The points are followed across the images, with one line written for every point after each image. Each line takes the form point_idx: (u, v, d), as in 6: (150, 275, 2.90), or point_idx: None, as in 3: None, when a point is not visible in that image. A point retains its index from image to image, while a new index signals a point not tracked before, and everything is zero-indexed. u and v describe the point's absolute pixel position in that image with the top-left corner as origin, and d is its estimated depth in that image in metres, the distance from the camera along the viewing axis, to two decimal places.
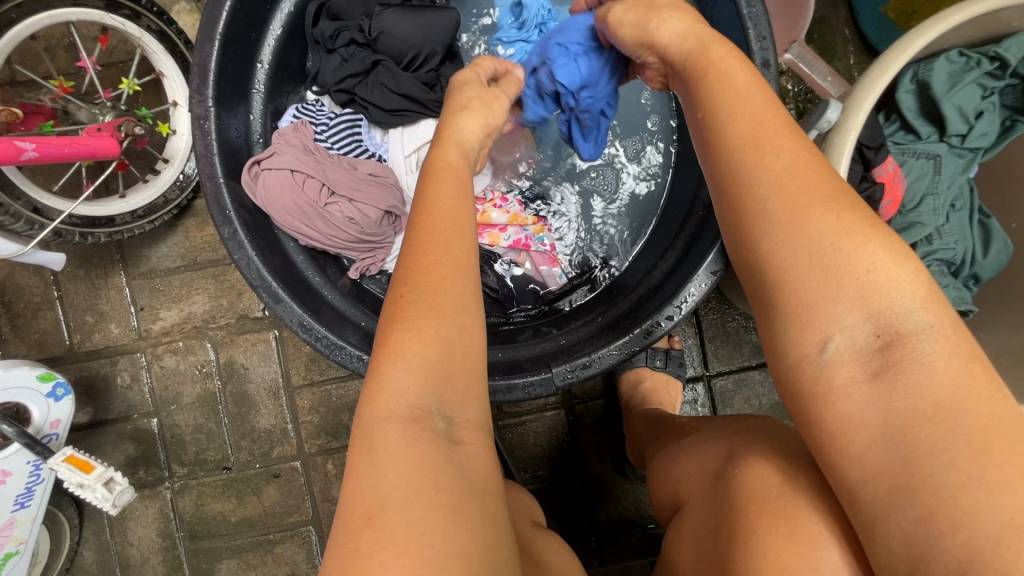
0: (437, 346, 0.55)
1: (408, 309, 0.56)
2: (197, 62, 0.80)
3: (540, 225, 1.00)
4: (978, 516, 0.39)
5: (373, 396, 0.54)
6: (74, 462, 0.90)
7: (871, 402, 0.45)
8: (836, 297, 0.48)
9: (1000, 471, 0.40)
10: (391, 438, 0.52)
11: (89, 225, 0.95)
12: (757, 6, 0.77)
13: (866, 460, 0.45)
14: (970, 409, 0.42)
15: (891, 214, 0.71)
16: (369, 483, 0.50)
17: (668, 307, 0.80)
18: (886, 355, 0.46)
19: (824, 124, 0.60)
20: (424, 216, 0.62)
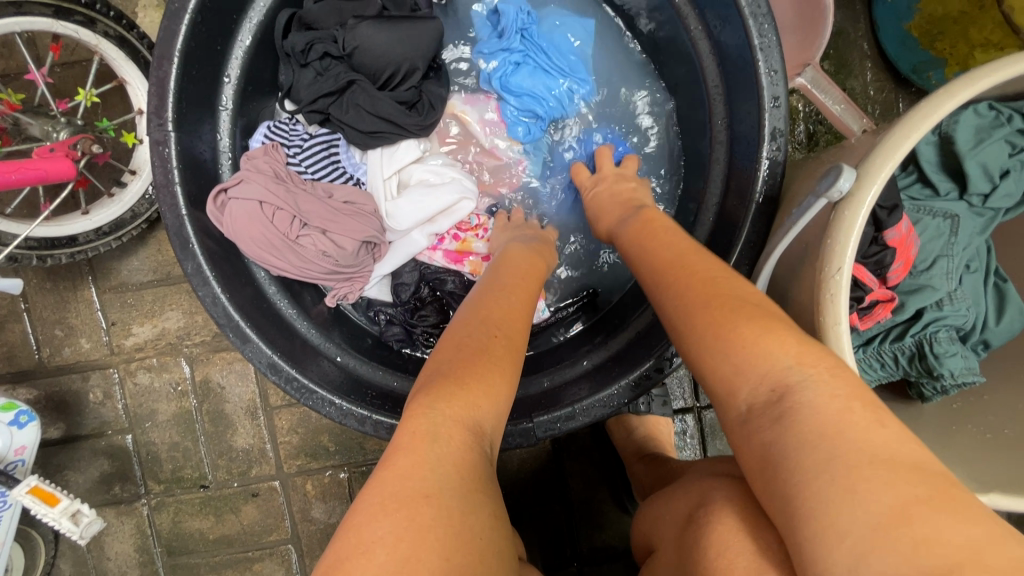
0: (509, 379, 0.56)
1: (496, 343, 0.57)
2: (154, 84, 0.74)
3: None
4: (854, 532, 0.37)
5: (449, 393, 0.51)
6: (38, 494, 0.87)
7: (768, 440, 0.44)
8: (740, 363, 0.47)
9: (874, 492, 0.37)
10: (455, 437, 0.49)
11: (48, 247, 0.90)
12: (769, 37, 0.70)
13: (766, 498, 0.43)
14: (850, 436, 0.40)
15: (900, 277, 0.65)
16: (429, 468, 0.46)
17: (658, 359, 0.76)
18: (777, 399, 0.44)
19: (835, 194, 0.53)
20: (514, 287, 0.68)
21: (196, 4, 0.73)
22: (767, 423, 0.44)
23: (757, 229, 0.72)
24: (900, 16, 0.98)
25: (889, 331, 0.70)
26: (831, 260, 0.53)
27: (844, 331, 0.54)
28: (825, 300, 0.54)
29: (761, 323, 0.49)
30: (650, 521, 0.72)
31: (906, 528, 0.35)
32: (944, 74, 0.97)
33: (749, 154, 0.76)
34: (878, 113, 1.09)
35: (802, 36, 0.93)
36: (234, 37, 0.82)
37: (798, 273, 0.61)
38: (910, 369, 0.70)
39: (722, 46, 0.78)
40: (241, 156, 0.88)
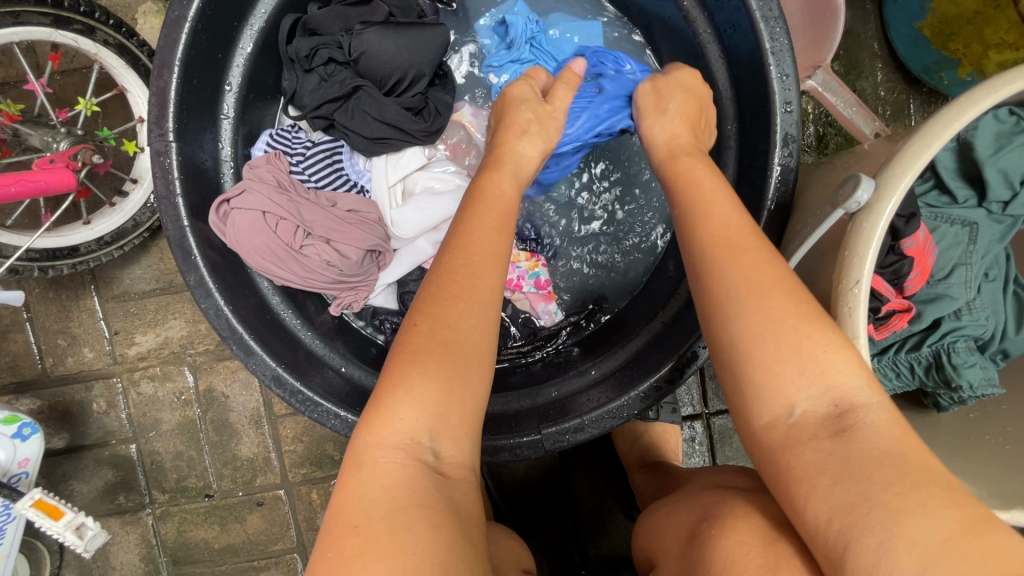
0: (438, 375, 0.52)
1: (419, 342, 0.53)
2: (155, 94, 0.73)
3: (532, 260, 0.90)
4: (919, 542, 0.38)
5: (369, 419, 0.51)
6: (43, 507, 0.87)
7: (827, 450, 0.45)
8: (820, 370, 0.48)
9: (938, 506, 0.39)
10: (378, 461, 0.49)
11: (50, 258, 0.89)
12: (782, 40, 0.69)
13: (820, 501, 0.43)
14: (909, 456, 0.43)
15: (918, 286, 0.64)
16: (355, 499, 0.47)
17: (671, 370, 0.74)
18: (842, 414, 0.46)
19: (852, 205, 0.52)
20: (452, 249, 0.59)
21: (197, 12, 0.72)
22: (829, 434, 0.46)
23: (768, 237, 0.71)
24: (912, 16, 0.96)
25: (905, 340, 0.68)
26: (849, 272, 0.52)
27: (863, 345, 0.52)
28: (842, 313, 0.53)
29: (797, 318, 0.49)
30: (651, 530, 0.70)
31: (979, 539, 0.37)
32: (957, 75, 0.96)
33: (760, 160, 0.74)
34: (888, 114, 1.08)
35: (812, 38, 0.92)
36: (235, 44, 0.81)
37: (813, 284, 0.60)
38: (928, 380, 0.68)
39: (732, 49, 0.77)
40: (243, 164, 0.87)
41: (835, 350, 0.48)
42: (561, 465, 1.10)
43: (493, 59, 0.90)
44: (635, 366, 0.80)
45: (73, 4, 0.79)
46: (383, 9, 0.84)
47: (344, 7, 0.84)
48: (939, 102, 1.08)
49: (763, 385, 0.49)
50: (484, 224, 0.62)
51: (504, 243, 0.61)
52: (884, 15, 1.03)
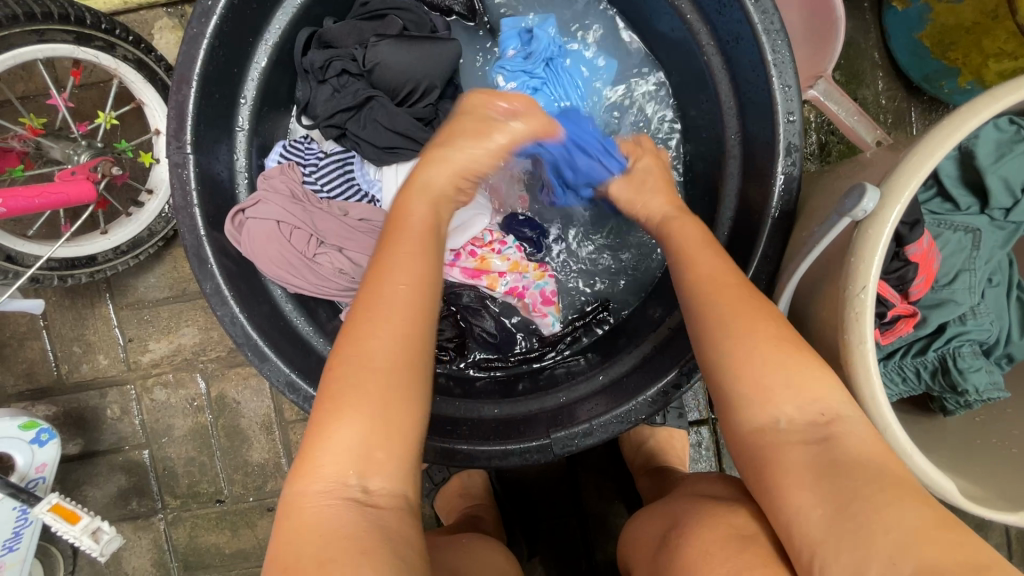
0: (357, 410, 0.52)
1: (331, 385, 0.54)
2: (173, 107, 0.75)
3: (539, 271, 0.93)
4: (900, 531, 0.43)
5: (299, 466, 0.52)
6: (60, 512, 0.89)
7: (816, 451, 0.50)
8: (796, 386, 0.53)
9: (913, 504, 0.45)
10: (307, 505, 0.50)
11: (69, 267, 0.91)
12: (782, 52, 0.70)
13: (803, 491, 0.49)
14: (888, 463, 0.49)
15: (922, 291, 0.65)
16: (291, 545, 0.48)
17: (675, 376, 0.75)
18: (827, 423, 0.51)
19: (858, 213, 0.53)
20: (381, 278, 0.58)
21: (215, 28, 0.75)
22: (813, 440, 0.51)
23: (773, 244, 0.73)
24: (912, 26, 0.98)
25: (911, 345, 0.69)
26: (854, 278, 0.53)
27: (870, 348, 0.53)
28: (849, 317, 0.54)
29: (775, 343, 0.54)
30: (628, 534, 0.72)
31: (944, 531, 0.43)
32: (957, 83, 0.97)
33: (764, 169, 0.76)
34: (890, 122, 1.09)
35: (813, 48, 0.93)
36: (250, 59, 0.84)
37: (819, 290, 0.61)
38: (933, 384, 0.69)
39: (735, 61, 0.78)
40: (257, 175, 0.90)
41: (815, 369, 0.53)
42: (568, 470, 1.11)
43: (506, 63, 0.91)
44: (643, 372, 0.82)
45: (94, 21, 0.81)
46: (396, 22, 0.86)
47: (359, 22, 0.87)
48: (940, 109, 1.09)
49: (752, 403, 0.54)
50: (415, 267, 0.60)
51: (430, 277, 0.60)
52: (884, 25, 1.05)
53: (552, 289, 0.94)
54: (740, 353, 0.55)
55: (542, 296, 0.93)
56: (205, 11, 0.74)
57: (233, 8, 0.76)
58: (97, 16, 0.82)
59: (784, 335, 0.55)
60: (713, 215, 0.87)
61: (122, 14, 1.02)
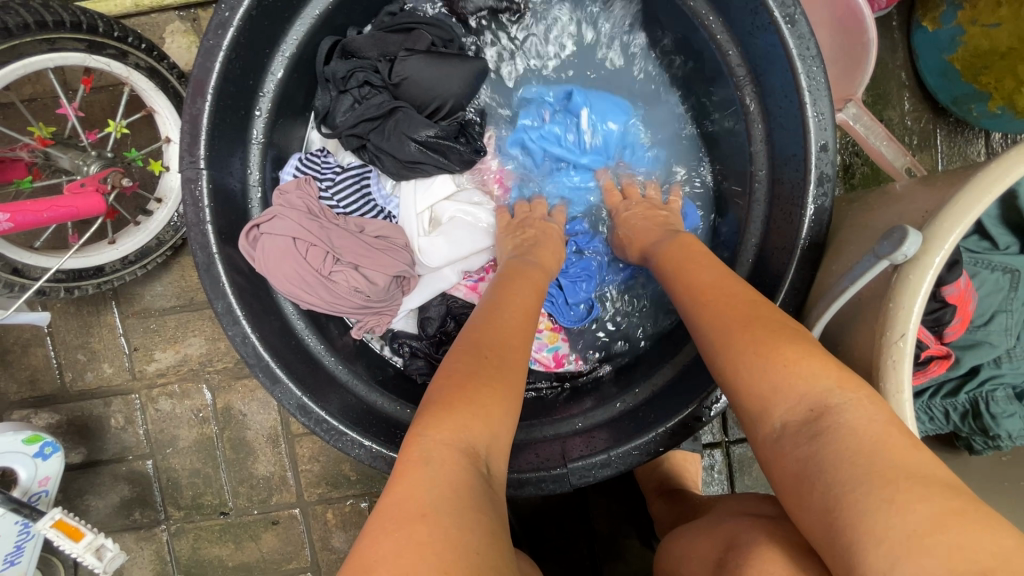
0: (496, 394, 0.54)
1: (479, 363, 0.56)
2: (187, 122, 0.73)
3: (552, 332, 0.93)
4: (890, 537, 0.39)
5: (437, 419, 0.51)
6: (63, 528, 0.87)
7: (807, 454, 0.46)
8: (778, 384, 0.50)
9: (910, 503, 0.39)
10: (447, 461, 0.49)
11: (76, 278, 0.90)
12: (817, 80, 0.68)
13: (804, 511, 0.45)
14: (886, 455, 0.43)
15: (958, 332, 0.64)
16: (424, 494, 0.46)
17: (697, 408, 0.74)
18: (817, 418, 0.47)
19: (898, 257, 0.51)
20: (510, 320, 0.64)
21: (231, 40, 0.72)
22: (803, 440, 0.47)
23: (801, 275, 0.70)
24: (942, 48, 0.96)
25: (942, 385, 0.69)
26: (894, 325, 0.51)
27: (908, 398, 0.51)
28: (886, 364, 0.52)
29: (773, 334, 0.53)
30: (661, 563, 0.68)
31: (944, 532, 0.38)
32: (987, 107, 0.94)
33: (794, 198, 0.74)
34: (915, 143, 1.07)
35: (844, 67, 0.91)
36: (266, 70, 0.81)
37: (851, 330, 0.59)
38: (962, 425, 0.69)
39: (764, 84, 0.76)
40: (269, 188, 0.87)
41: (797, 362, 0.50)
42: (577, 490, 1.09)
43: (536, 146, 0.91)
44: (661, 404, 0.80)
45: (106, 29, 0.79)
46: (425, 37, 0.84)
47: (385, 33, 0.85)
48: (966, 131, 1.07)
49: (751, 406, 0.52)
50: (525, 305, 0.67)
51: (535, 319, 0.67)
52: (913, 45, 1.03)
53: (565, 351, 0.94)
54: (735, 363, 0.54)
55: (554, 359, 0.93)
56: (222, 23, 0.71)
57: (250, 19, 0.73)
58: (110, 23, 0.80)
59: (767, 335, 0.53)
60: (736, 239, 0.85)
61: (134, 16, 1.00)
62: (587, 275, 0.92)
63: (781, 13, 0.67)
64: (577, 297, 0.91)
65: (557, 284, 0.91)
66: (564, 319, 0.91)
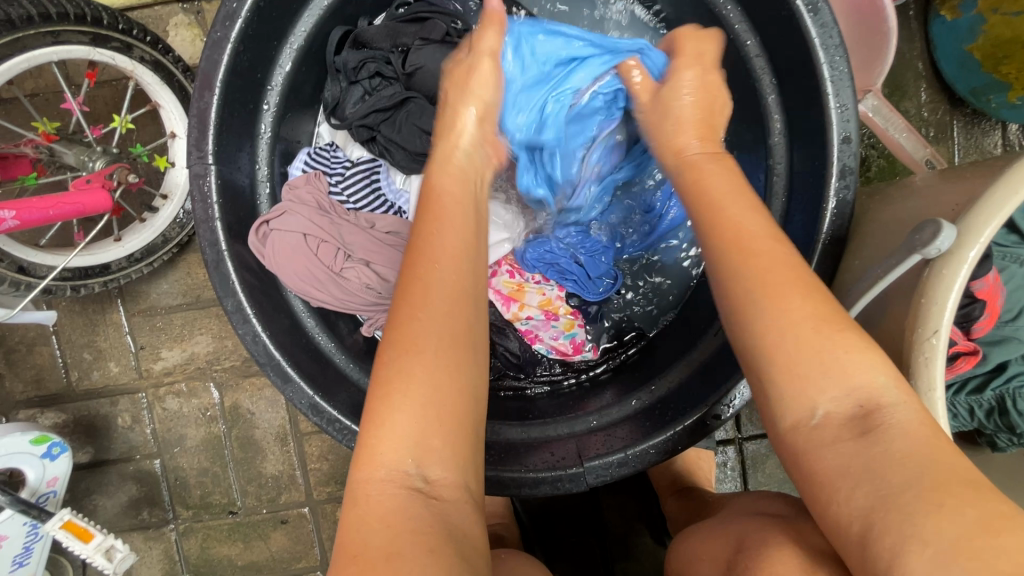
0: (410, 396, 0.50)
1: (385, 365, 0.52)
2: (195, 116, 0.71)
3: (570, 319, 0.89)
4: (937, 545, 0.37)
5: (360, 454, 0.51)
6: (72, 529, 0.86)
7: (856, 451, 0.45)
8: (836, 361, 0.47)
9: (958, 507, 0.38)
10: (372, 492, 0.49)
11: (82, 276, 0.88)
12: (840, 69, 0.66)
13: (841, 500, 0.44)
14: (927, 459, 0.42)
15: (986, 328, 0.63)
16: (358, 532, 0.47)
17: (713, 406, 0.72)
18: (867, 414, 0.46)
19: (932, 251, 0.49)
20: (429, 267, 0.55)
21: (239, 32, 0.71)
22: (852, 437, 0.45)
23: (822, 270, 0.69)
24: (961, 38, 0.94)
25: (967, 382, 0.68)
26: (926, 321, 0.50)
27: (940, 396, 0.50)
28: (918, 362, 0.50)
29: (826, 324, 0.49)
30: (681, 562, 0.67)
31: (991, 540, 0.36)
32: (1007, 98, 0.93)
33: (814, 191, 0.72)
34: (932, 135, 1.05)
35: (863, 56, 0.89)
36: (275, 63, 0.80)
37: (878, 327, 0.58)
38: (987, 422, 0.68)
39: (785, 74, 0.75)
40: (278, 184, 0.86)
41: (856, 353, 0.47)
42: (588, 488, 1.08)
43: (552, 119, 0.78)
44: (678, 402, 0.79)
45: (110, 22, 0.77)
46: (439, 26, 0.82)
47: (398, 23, 0.83)
48: (983, 122, 1.05)
49: (794, 385, 0.48)
50: (446, 246, 0.57)
51: (466, 256, 0.57)
52: (930, 35, 1.01)
53: (582, 338, 0.90)
54: (786, 348, 0.48)
55: (572, 346, 0.89)
56: (230, 14, 0.70)
57: (258, 10, 0.72)
58: (114, 16, 0.78)
59: (821, 318, 0.49)
60: None
61: (137, 9, 0.98)
62: (603, 249, 0.91)
63: (803, 1, 0.65)
64: (599, 271, 0.90)
65: (578, 261, 0.90)
66: (588, 295, 0.90)
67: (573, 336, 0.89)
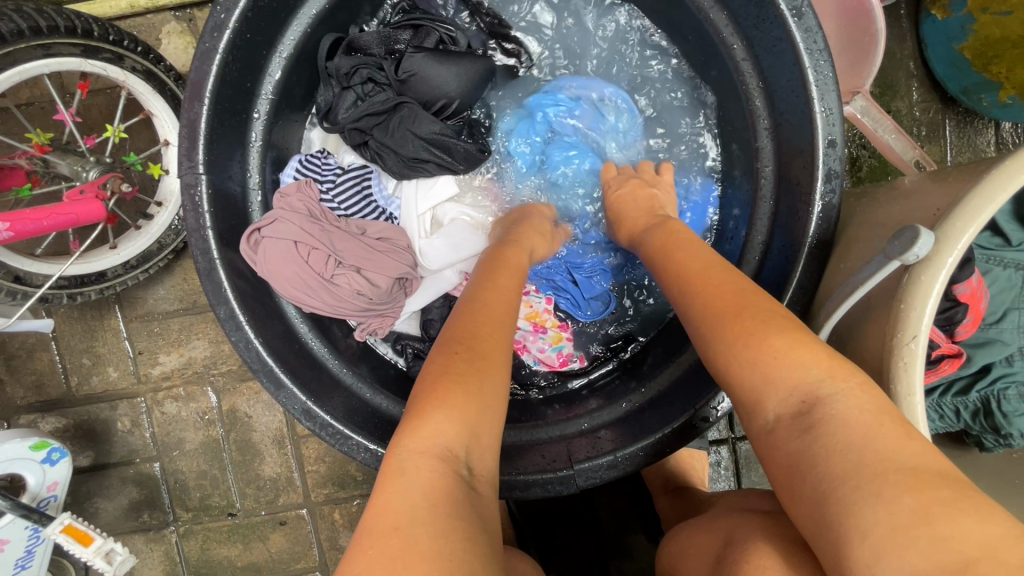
0: (472, 393, 0.53)
1: (459, 364, 0.55)
2: (186, 126, 0.72)
3: (557, 331, 0.93)
4: (872, 530, 0.38)
5: (409, 429, 0.51)
6: (73, 533, 0.87)
7: (801, 447, 0.45)
8: (769, 374, 0.49)
9: (899, 495, 0.39)
10: (422, 469, 0.48)
11: (79, 284, 0.90)
12: (824, 73, 0.66)
13: (796, 499, 0.45)
14: (881, 447, 0.41)
15: (970, 331, 0.63)
16: (398, 505, 0.46)
17: (702, 408, 0.73)
18: (809, 408, 0.46)
19: (910, 257, 0.49)
20: (488, 305, 0.62)
21: (227, 42, 0.71)
22: (796, 434, 0.46)
23: (808, 273, 0.69)
24: (952, 36, 0.94)
25: (953, 384, 0.68)
26: (905, 326, 0.50)
27: (919, 400, 0.50)
28: (897, 367, 0.51)
29: (774, 323, 0.51)
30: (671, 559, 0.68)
31: (927, 527, 0.37)
32: (997, 97, 0.93)
33: (800, 194, 0.73)
34: (923, 134, 1.05)
35: (853, 57, 0.89)
36: (264, 71, 0.80)
37: (860, 330, 0.58)
38: (973, 423, 0.68)
39: (770, 79, 0.75)
40: (270, 192, 0.86)
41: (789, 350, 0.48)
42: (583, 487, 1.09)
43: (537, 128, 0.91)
44: (667, 404, 0.79)
45: (101, 33, 0.78)
46: (434, 34, 0.85)
47: (392, 31, 0.85)
48: (975, 120, 1.05)
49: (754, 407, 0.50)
50: (508, 300, 0.65)
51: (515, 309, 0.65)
52: (921, 34, 1.00)
53: (570, 352, 0.94)
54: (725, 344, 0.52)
55: (559, 358, 0.93)
56: (218, 25, 0.70)
57: (246, 20, 0.72)
58: (105, 27, 0.79)
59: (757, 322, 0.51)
60: (743, 235, 0.84)
61: (130, 18, 0.99)
62: (600, 271, 0.93)
63: (787, 6, 0.66)
64: (594, 292, 0.93)
65: (574, 280, 0.93)
66: (578, 308, 0.93)
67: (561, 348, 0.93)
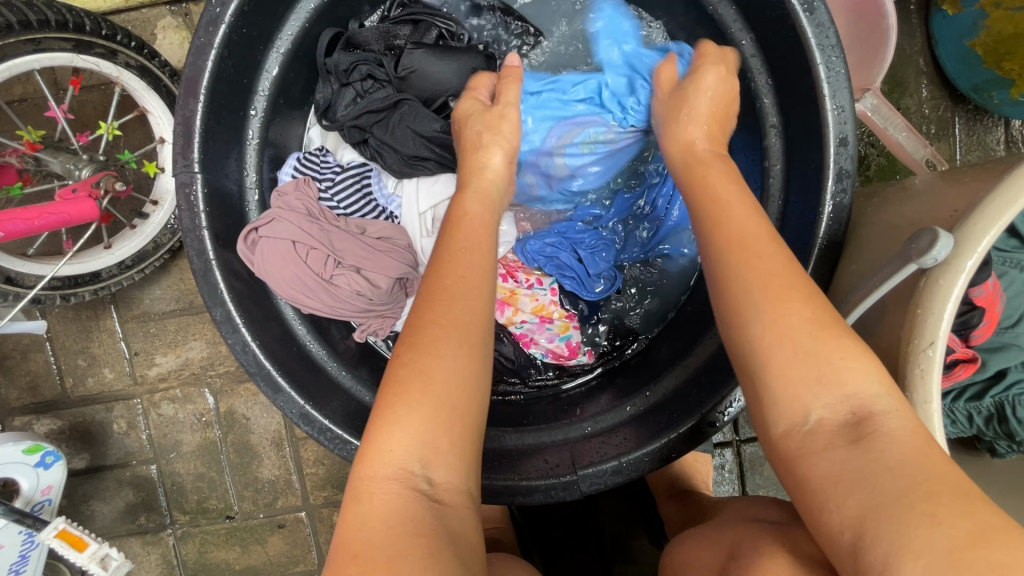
0: (424, 400, 0.50)
1: (415, 366, 0.51)
2: (180, 123, 0.70)
3: (565, 322, 0.88)
4: (930, 554, 0.36)
5: (364, 451, 0.50)
6: (67, 538, 0.86)
7: (847, 458, 0.43)
8: (821, 376, 0.46)
9: (952, 518, 0.37)
10: (376, 493, 0.48)
11: (72, 284, 0.88)
12: (836, 70, 0.65)
13: (832, 511, 0.42)
14: (930, 467, 0.40)
15: (985, 335, 0.61)
16: (357, 532, 0.46)
17: (709, 413, 0.71)
18: (859, 421, 0.44)
19: (928, 261, 0.47)
20: (443, 284, 0.57)
21: (223, 37, 0.69)
22: (845, 444, 0.44)
23: (819, 274, 0.67)
24: (963, 33, 0.92)
25: (966, 389, 0.67)
26: (922, 332, 0.48)
27: (935, 408, 0.48)
28: (913, 374, 0.49)
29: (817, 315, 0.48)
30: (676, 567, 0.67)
31: (982, 550, 0.35)
32: (1009, 94, 0.91)
33: (810, 193, 0.71)
34: (933, 132, 1.03)
35: (863, 53, 0.87)
36: (261, 67, 0.78)
37: (874, 335, 0.57)
38: (986, 429, 0.67)
39: (780, 76, 0.73)
40: (267, 190, 0.85)
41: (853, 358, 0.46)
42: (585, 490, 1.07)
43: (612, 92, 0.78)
44: (674, 409, 0.77)
45: (94, 27, 0.76)
46: (433, 30, 0.83)
47: (391, 26, 0.83)
48: (985, 118, 1.04)
49: (780, 404, 0.47)
50: (466, 270, 0.58)
51: (486, 282, 0.58)
52: (931, 30, 0.99)
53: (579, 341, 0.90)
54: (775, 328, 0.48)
55: (568, 348, 0.89)
56: (213, 19, 0.68)
57: (242, 15, 0.70)
58: (97, 21, 0.77)
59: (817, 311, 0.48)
60: None
61: (124, 12, 0.97)
62: (605, 246, 0.88)
63: (799, 1, 0.64)
64: (598, 269, 0.87)
65: (578, 257, 0.87)
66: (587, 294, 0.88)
67: (568, 339, 0.89)
